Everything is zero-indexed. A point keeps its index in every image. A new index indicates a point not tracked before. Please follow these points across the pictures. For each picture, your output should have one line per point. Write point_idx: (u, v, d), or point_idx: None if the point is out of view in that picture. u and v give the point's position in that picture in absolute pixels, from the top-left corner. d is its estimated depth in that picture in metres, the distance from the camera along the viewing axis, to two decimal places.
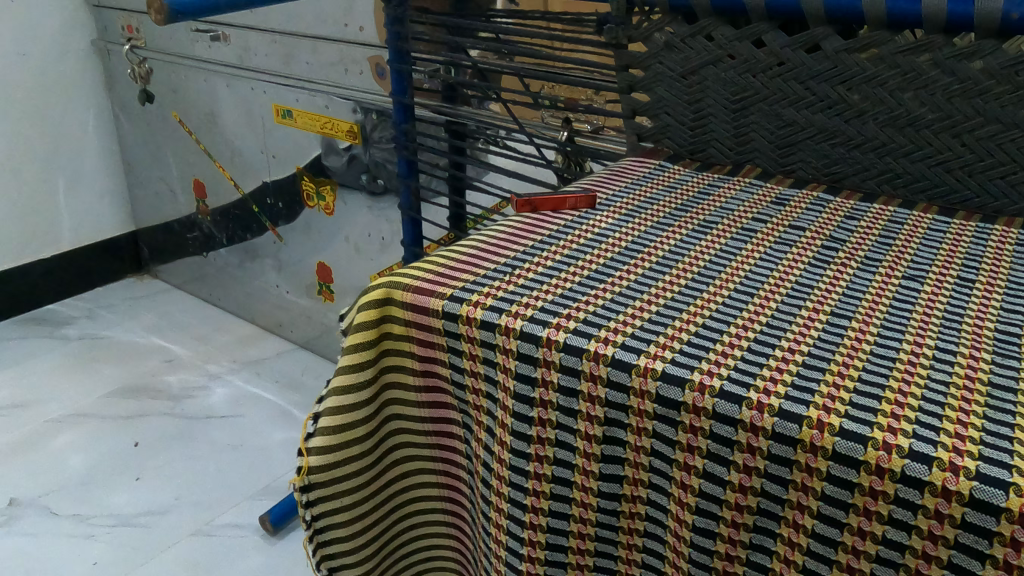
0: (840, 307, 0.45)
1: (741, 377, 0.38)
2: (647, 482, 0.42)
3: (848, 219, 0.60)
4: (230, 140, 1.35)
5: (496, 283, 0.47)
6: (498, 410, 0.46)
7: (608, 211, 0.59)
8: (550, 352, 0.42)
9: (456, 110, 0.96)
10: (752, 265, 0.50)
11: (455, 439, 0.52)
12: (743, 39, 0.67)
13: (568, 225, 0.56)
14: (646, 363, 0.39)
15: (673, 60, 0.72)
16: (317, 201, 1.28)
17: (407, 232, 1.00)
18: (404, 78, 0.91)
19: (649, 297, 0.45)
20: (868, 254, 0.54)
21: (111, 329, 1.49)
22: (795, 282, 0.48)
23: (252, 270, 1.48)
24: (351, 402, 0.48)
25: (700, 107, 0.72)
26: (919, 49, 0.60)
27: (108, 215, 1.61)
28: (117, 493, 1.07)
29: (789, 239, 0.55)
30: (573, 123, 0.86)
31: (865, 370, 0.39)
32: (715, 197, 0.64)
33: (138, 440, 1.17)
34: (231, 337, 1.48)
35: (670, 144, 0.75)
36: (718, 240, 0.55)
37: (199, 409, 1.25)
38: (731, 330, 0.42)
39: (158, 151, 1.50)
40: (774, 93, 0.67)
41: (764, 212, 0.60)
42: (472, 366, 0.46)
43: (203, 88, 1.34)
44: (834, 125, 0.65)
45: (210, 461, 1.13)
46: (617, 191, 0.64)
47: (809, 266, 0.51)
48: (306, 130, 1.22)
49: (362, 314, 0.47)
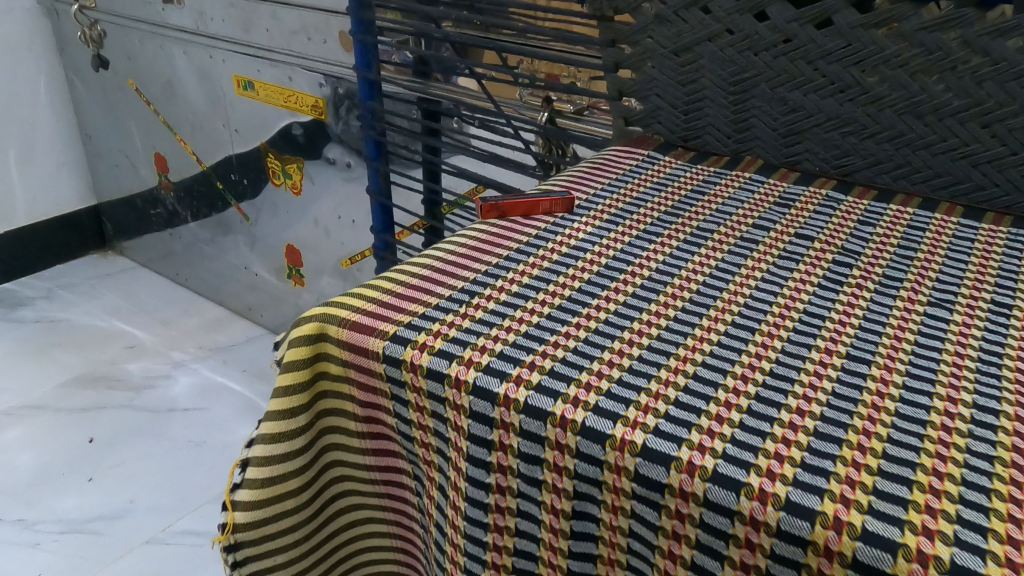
0: (856, 345, 0.38)
1: (740, 454, 0.31)
2: (625, 564, 0.35)
3: (861, 225, 0.53)
4: (190, 108, 1.26)
5: (448, 317, 0.39)
6: (451, 469, 0.39)
7: (589, 216, 0.51)
8: (508, 413, 0.34)
9: (425, 86, 0.85)
10: (753, 286, 0.44)
11: (406, 490, 0.45)
12: (743, 12, 0.60)
13: (540, 235, 0.49)
14: (623, 434, 0.32)
15: (664, 36, 0.64)
16: (283, 179, 1.19)
17: (377, 219, 0.94)
18: (369, 51, 0.85)
19: (630, 336, 0.38)
20: (888, 271, 0.46)
21: (70, 312, 1.41)
22: (803, 310, 0.41)
23: (220, 246, 1.39)
24: (282, 451, 0.40)
25: (694, 89, 0.64)
26: (947, 25, 0.53)
27: (67, 187, 1.51)
28: (67, 495, 1.00)
29: (795, 252, 0.48)
30: (553, 102, 0.77)
31: (890, 442, 0.32)
32: (711, 196, 0.56)
33: (93, 436, 1.10)
34: (199, 320, 1.40)
35: (659, 130, 0.68)
36: (714, 253, 0.47)
37: (161, 400, 1.17)
38: (727, 383, 0.35)
39: (117, 120, 1.40)
40: (778, 75, 0.60)
41: (767, 216, 0.53)
42: (420, 418, 0.39)
43: (160, 54, 1.24)
44: (846, 112, 0.58)
45: (169, 459, 1.06)
46: (600, 189, 0.56)
47: (819, 287, 0.44)
48: (269, 102, 1.13)
49: (291, 352, 0.40)
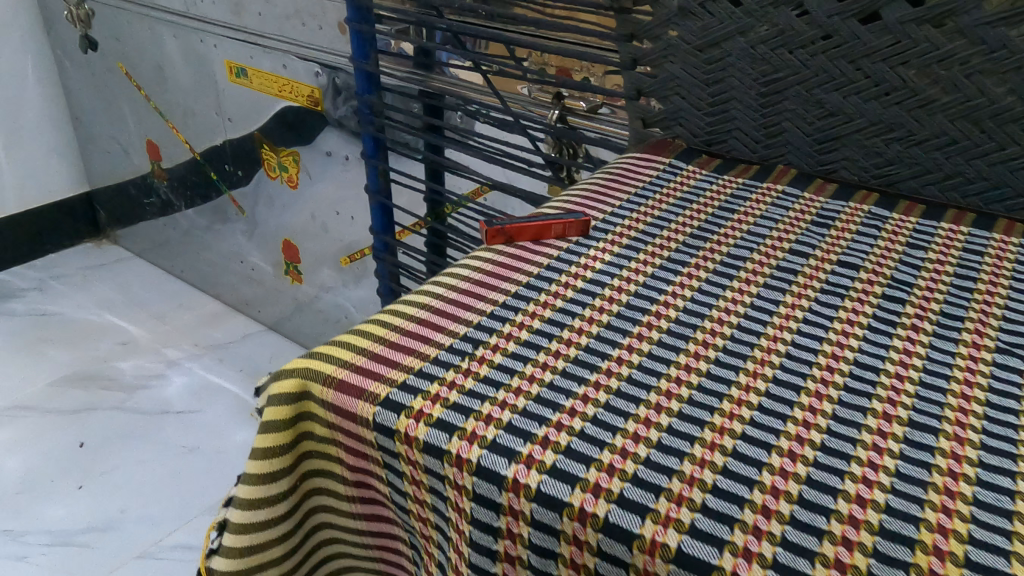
0: (918, 409, 0.33)
1: (794, 562, 0.26)
2: None
3: (911, 249, 0.47)
4: (182, 94, 1.20)
5: (449, 375, 0.34)
6: (451, 549, 0.34)
7: (606, 240, 0.46)
8: (518, 500, 0.30)
9: (426, 78, 0.79)
10: (794, 331, 0.38)
11: (401, 556, 0.41)
12: (778, 4, 0.54)
13: (552, 265, 0.44)
14: (653, 534, 0.27)
15: (689, 30, 0.58)
16: (279, 171, 1.14)
17: (377, 220, 0.90)
18: (366, 42, 0.79)
19: (657, 399, 0.33)
20: (946, 308, 0.41)
21: (62, 304, 1.36)
22: (853, 361, 0.36)
23: (216, 237, 1.34)
24: (262, 519, 0.36)
25: (721, 88, 0.58)
26: (1012, 21, 0.47)
27: (58, 174, 1.46)
28: (55, 505, 0.96)
29: (840, 284, 0.43)
30: (565, 98, 0.71)
31: (972, 543, 0.27)
32: (741, 213, 0.51)
33: (83, 440, 1.05)
34: (195, 315, 1.36)
35: (681, 132, 0.62)
36: (749, 287, 0.42)
37: (154, 402, 1.13)
38: (773, 463, 0.30)
39: (107, 104, 1.34)
40: (814, 75, 0.54)
41: (806, 239, 0.48)
42: (416, 492, 0.34)
43: (149, 36, 1.17)
44: (891, 117, 0.53)
45: (163, 466, 1.02)
46: (619, 205, 0.51)
47: (870, 330, 0.39)
48: (263, 90, 1.07)
49: (270, 411, 0.34)
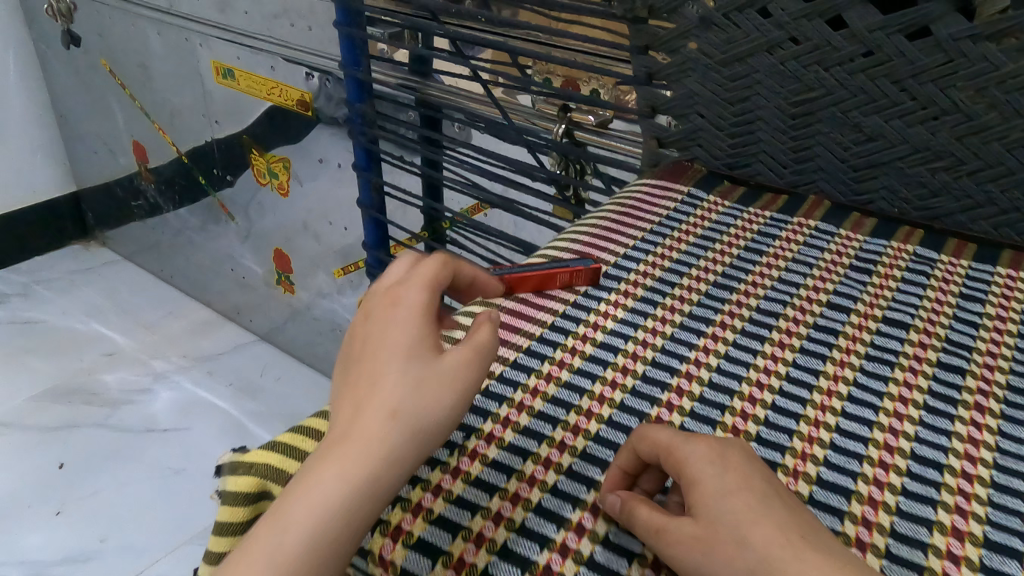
0: (996, 522, 0.29)
1: None
2: None
3: (968, 302, 0.42)
4: (168, 94, 1.14)
5: (433, 477, 0.30)
6: None
7: (619, 292, 0.41)
8: None
9: (423, 85, 0.73)
10: (839, 412, 0.34)
11: None
12: (812, 16, 0.47)
13: (557, 323, 0.39)
14: None
15: (710, 42, 0.52)
16: (270, 178, 1.09)
17: (371, 235, 0.85)
18: (357, 46, 0.73)
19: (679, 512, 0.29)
20: (1014, 379, 0.36)
21: (46, 310, 1.31)
22: (910, 454, 0.32)
23: (207, 242, 1.29)
24: None
25: (745, 107, 0.52)
26: None
27: (43, 174, 1.40)
28: (31, 532, 0.91)
29: (888, 347, 0.38)
30: (572, 111, 0.65)
31: None
32: (771, 256, 0.45)
33: (63, 461, 1.01)
34: (184, 324, 1.31)
35: (700, 155, 0.57)
36: (783, 351, 0.37)
37: (139, 419, 1.08)
38: None
39: (93, 102, 1.28)
40: (852, 96, 0.48)
41: (846, 288, 0.42)
42: None
43: (133, 33, 1.11)
44: (939, 143, 0.47)
45: (146, 489, 0.97)
46: (633, 246, 0.46)
47: (927, 410, 0.34)
48: (250, 93, 1.01)
49: (226, 514, 0.29)
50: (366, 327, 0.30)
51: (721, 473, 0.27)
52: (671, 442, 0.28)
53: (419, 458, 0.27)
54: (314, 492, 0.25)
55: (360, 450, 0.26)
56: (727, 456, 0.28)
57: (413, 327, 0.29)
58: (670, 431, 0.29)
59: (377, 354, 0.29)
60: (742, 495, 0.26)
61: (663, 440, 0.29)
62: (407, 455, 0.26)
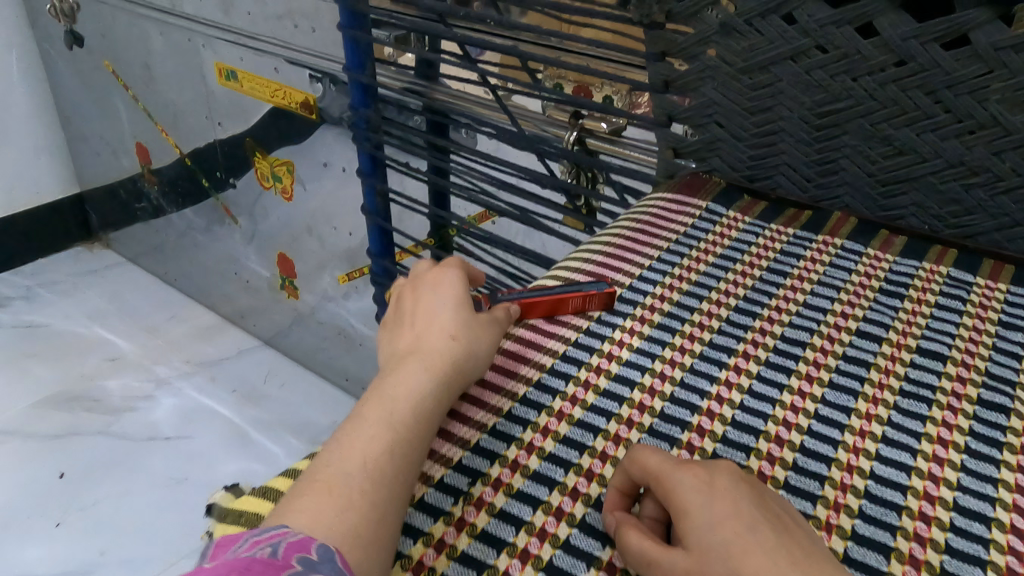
0: None
1: None
2: None
3: (1009, 329, 0.39)
4: (171, 95, 1.12)
5: (437, 531, 0.29)
6: None
7: (635, 319, 0.40)
8: None
9: (429, 90, 0.71)
10: (873, 456, 0.32)
11: None
12: (841, 23, 0.44)
13: (570, 354, 0.38)
14: None
15: (731, 49, 0.49)
16: (274, 182, 1.07)
17: (376, 242, 0.83)
18: (361, 50, 0.70)
19: None
20: None
21: (49, 314, 1.29)
22: (952, 505, 0.30)
23: (211, 246, 1.27)
24: None
25: (766, 118, 0.50)
26: None
27: (46, 176, 1.38)
28: (30, 545, 0.89)
29: (925, 381, 0.36)
30: (583, 118, 0.63)
31: None
32: (796, 275, 0.43)
33: (64, 471, 0.99)
34: (188, 328, 1.29)
35: (719, 166, 0.55)
36: (811, 388, 0.35)
37: (141, 427, 1.06)
38: None
39: (96, 103, 1.26)
40: (882, 108, 0.45)
41: (877, 311, 0.40)
42: None
43: (135, 34, 1.09)
44: (974, 158, 0.44)
45: (147, 500, 0.95)
46: (651, 264, 0.44)
47: (969, 455, 0.32)
48: (253, 95, 0.99)
49: None
50: (417, 294, 0.40)
51: (706, 495, 0.28)
52: (658, 470, 0.29)
53: (476, 371, 0.36)
54: (409, 381, 0.33)
55: (434, 353, 0.35)
56: (716, 481, 0.29)
57: (459, 287, 0.39)
58: (660, 457, 0.29)
59: (430, 309, 0.38)
60: (732, 521, 0.27)
61: (653, 466, 0.29)
62: (468, 360, 0.35)
